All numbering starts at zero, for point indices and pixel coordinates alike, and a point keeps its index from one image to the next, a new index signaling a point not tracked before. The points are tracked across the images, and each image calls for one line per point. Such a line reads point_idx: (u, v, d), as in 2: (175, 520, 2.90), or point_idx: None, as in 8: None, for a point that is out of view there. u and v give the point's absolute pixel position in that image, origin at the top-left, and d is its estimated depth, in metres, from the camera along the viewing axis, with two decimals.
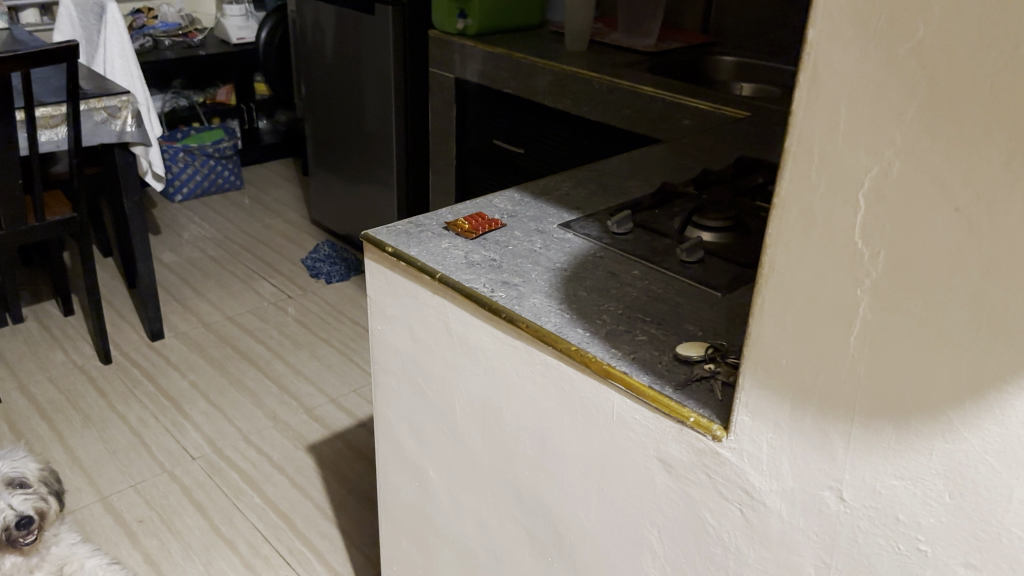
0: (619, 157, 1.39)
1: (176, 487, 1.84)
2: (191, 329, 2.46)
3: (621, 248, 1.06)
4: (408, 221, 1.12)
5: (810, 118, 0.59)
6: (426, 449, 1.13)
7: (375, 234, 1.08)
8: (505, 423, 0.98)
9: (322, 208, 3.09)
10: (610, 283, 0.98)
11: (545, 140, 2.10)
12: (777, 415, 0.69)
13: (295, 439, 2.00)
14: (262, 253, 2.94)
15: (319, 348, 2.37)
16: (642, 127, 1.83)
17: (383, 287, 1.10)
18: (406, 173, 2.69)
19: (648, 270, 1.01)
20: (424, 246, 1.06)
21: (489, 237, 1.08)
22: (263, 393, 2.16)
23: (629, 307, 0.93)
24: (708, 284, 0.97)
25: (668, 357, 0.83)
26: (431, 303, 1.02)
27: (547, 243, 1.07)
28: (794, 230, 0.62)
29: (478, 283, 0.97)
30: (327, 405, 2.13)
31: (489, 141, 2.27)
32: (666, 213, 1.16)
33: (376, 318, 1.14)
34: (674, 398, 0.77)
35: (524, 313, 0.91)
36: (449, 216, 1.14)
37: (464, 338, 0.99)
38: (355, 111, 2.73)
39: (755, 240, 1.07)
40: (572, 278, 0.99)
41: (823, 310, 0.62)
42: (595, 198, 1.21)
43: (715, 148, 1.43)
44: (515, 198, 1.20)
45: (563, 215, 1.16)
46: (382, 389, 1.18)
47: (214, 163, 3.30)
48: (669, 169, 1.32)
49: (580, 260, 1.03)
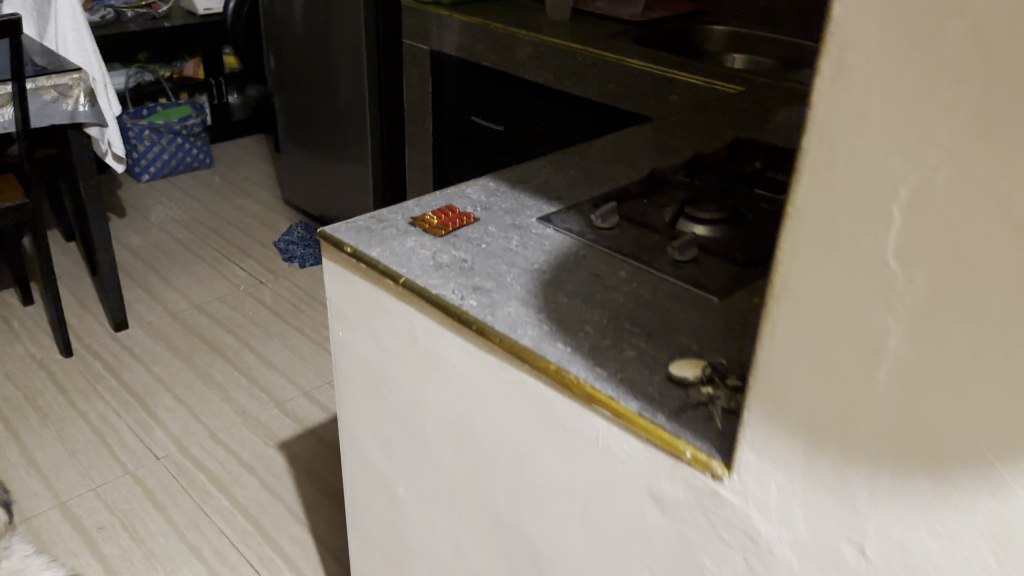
0: (604, 139, 1.28)
1: (139, 490, 1.74)
2: (157, 319, 2.35)
3: (606, 245, 0.95)
4: (370, 216, 1.01)
5: (834, 113, 0.48)
6: (395, 465, 1.04)
7: (333, 232, 0.98)
8: (480, 444, 0.88)
9: (295, 187, 2.97)
10: (595, 286, 0.88)
11: (526, 116, 1.98)
12: (789, 457, 0.59)
13: (265, 436, 1.90)
14: (232, 237, 2.82)
15: (292, 338, 2.27)
16: (628, 103, 1.72)
17: (344, 290, 0.99)
18: (382, 150, 2.57)
19: (637, 272, 0.90)
20: (387, 245, 0.95)
21: (460, 234, 0.98)
22: (232, 387, 2.06)
23: (615, 315, 0.83)
24: (702, 288, 0.87)
25: (660, 378, 0.73)
26: (395, 310, 0.92)
27: (524, 240, 0.97)
28: (813, 245, 0.52)
29: (447, 289, 0.87)
30: (299, 399, 2.03)
31: (466, 118, 2.15)
32: (656, 204, 1.05)
33: (338, 324, 1.03)
34: (668, 429, 0.68)
35: (498, 326, 0.81)
36: (417, 209, 1.03)
37: (433, 349, 0.89)
38: (327, 86, 2.60)
39: (754, 235, 0.97)
40: (552, 282, 0.88)
41: (846, 340, 0.53)
42: (577, 186, 1.11)
43: (705, 128, 1.32)
44: (490, 188, 1.09)
45: (542, 206, 1.05)
46: (347, 400, 1.08)
47: (181, 141, 3.15)
48: (656, 153, 1.22)
49: (561, 260, 0.93)
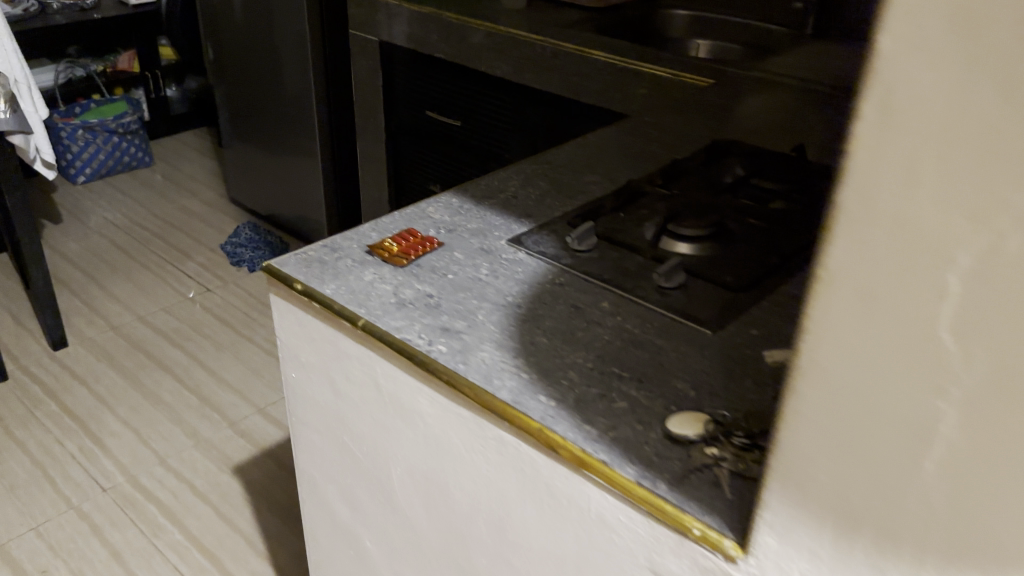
0: (571, 146, 1.20)
1: (85, 527, 1.63)
2: (98, 334, 2.22)
3: (584, 272, 0.87)
4: (321, 244, 0.92)
5: (876, 164, 0.40)
6: (360, 516, 0.95)
7: (280, 265, 0.88)
8: (454, 502, 0.80)
9: (242, 186, 2.84)
10: (575, 322, 0.79)
11: (482, 111, 1.89)
12: (815, 543, 0.52)
13: (219, 461, 1.80)
14: (177, 241, 2.69)
15: (244, 351, 2.16)
16: (592, 96, 1.63)
17: (295, 329, 0.89)
18: (331, 147, 2.45)
19: (620, 302, 0.82)
20: (342, 280, 0.85)
21: (423, 264, 0.89)
22: (181, 407, 1.95)
23: (599, 356, 0.74)
24: (694, 321, 0.79)
25: (656, 435, 0.65)
26: (354, 354, 0.83)
27: (494, 269, 0.88)
28: (847, 314, 0.44)
29: (411, 332, 0.78)
30: (254, 417, 1.93)
31: (420, 113, 2.04)
32: (635, 220, 0.98)
33: (290, 365, 0.93)
34: (671, 500, 0.60)
35: (472, 376, 0.72)
36: (374, 234, 0.94)
37: (397, 397, 0.80)
38: (272, 81, 2.47)
39: (743, 255, 0.90)
40: (528, 318, 0.80)
41: (887, 424, 0.45)
42: (547, 201, 1.02)
43: (677, 129, 1.25)
44: (453, 206, 1.00)
45: (511, 225, 0.96)
46: (304, 445, 0.99)
47: (118, 139, 2.99)
48: (628, 161, 1.14)
49: (536, 291, 0.84)
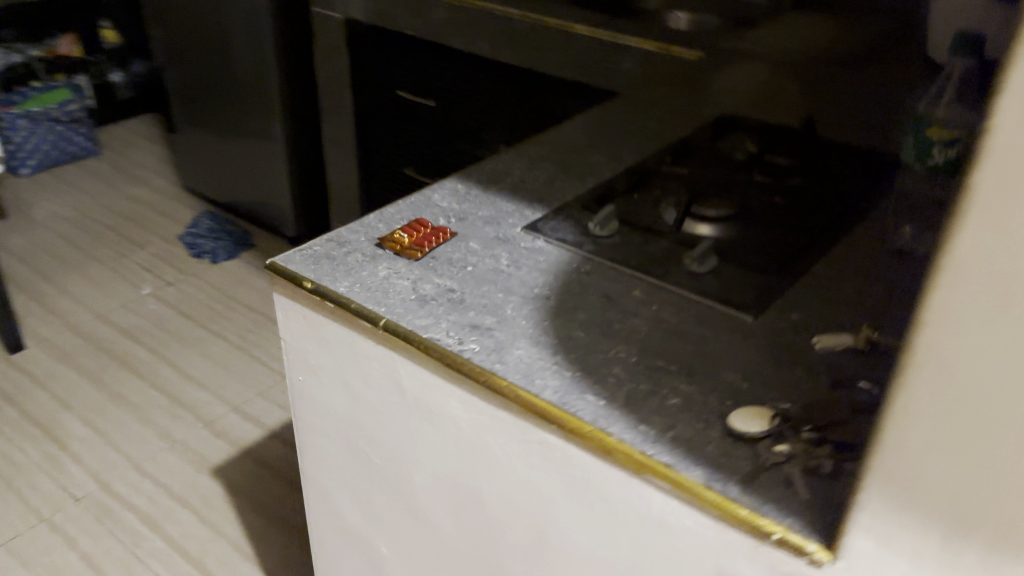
0: (570, 125, 1.15)
1: (57, 539, 1.54)
2: (55, 334, 2.11)
3: (610, 259, 0.83)
4: (326, 238, 0.86)
5: (1021, 140, 0.37)
6: (376, 522, 0.90)
7: (286, 262, 0.82)
8: (487, 509, 0.75)
9: (198, 173, 2.72)
10: (609, 312, 0.75)
11: (457, 90, 1.82)
12: (918, 545, 0.49)
13: (196, 462, 1.72)
14: (132, 233, 2.57)
15: (212, 345, 2.07)
16: (575, 71, 1.59)
17: (303, 329, 0.84)
18: (294, 131, 2.36)
19: (653, 289, 0.78)
20: (356, 277, 0.80)
21: (438, 256, 0.84)
22: (151, 407, 1.87)
23: (642, 349, 0.70)
24: (733, 306, 0.76)
25: (717, 432, 0.62)
26: (373, 355, 0.78)
27: (515, 259, 0.83)
28: (976, 305, 0.41)
29: (438, 331, 0.73)
30: (230, 415, 1.85)
31: (390, 93, 1.97)
32: (652, 202, 0.94)
33: (296, 367, 0.88)
34: (745, 502, 0.56)
35: (511, 376, 0.67)
36: (382, 226, 0.88)
37: (423, 400, 0.75)
38: (227, 63, 2.36)
39: (770, 235, 0.86)
40: (560, 311, 0.76)
41: (1019, 425, 0.41)
42: (557, 184, 0.98)
43: (677, 107, 1.22)
44: (459, 193, 0.95)
45: (524, 212, 0.92)
46: (311, 451, 0.93)
47: (62, 128, 2.85)
48: (633, 140, 1.09)
49: (562, 282, 0.80)
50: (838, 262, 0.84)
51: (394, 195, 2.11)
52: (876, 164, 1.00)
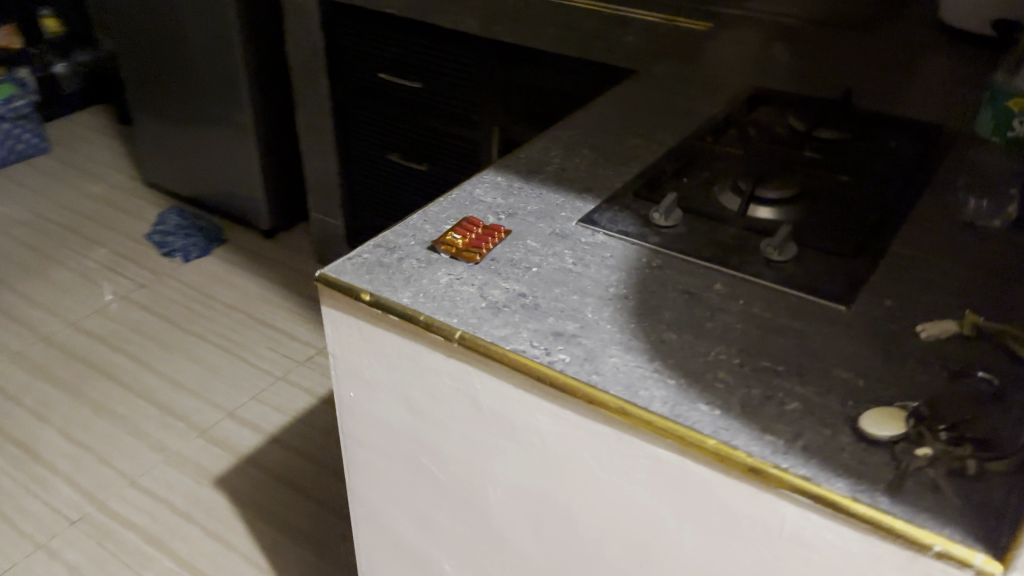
0: (596, 106, 1.10)
1: (57, 566, 1.46)
2: (26, 346, 1.99)
3: (680, 251, 0.78)
4: (373, 244, 0.80)
5: None
6: (439, 541, 0.85)
7: (338, 274, 0.76)
8: (577, 526, 0.71)
9: (159, 167, 2.59)
10: (697, 310, 0.71)
11: (445, 71, 1.75)
12: None
13: (196, 474, 1.64)
14: (95, 233, 2.44)
15: (195, 348, 1.97)
16: (572, 48, 1.53)
17: (358, 344, 0.78)
18: (263, 118, 2.25)
19: (736, 281, 0.74)
20: (417, 286, 0.74)
21: (498, 257, 0.78)
22: (140, 418, 1.77)
23: (743, 349, 0.66)
24: (825, 297, 0.72)
25: (848, 437, 0.58)
26: (444, 369, 0.72)
27: (580, 256, 0.78)
28: None
29: (520, 342, 0.68)
30: (225, 422, 1.76)
31: (372, 75, 1.89)
32: (706, 185, 0.89)
33: (347, 383, 0.82)
34: (898, 514, 0.53)
35: (613, 389, 0.62)
36: (429, 227, 0.82)
37: (503, 415, 0.70)
38: (187, 50, 2.23)
39: (840, 218, 0.83)
40: (644, 312, 0.71)
41: None
42: (603, 171, 0.93)
43: (704, 83, 1.18)
44: (503, 186, 0.90)
45: (575, 204, 0.87)
46: (361, 469, 0.87)
47: (9, 126, 2.70)
48: (666, 121, 1.05)
49: (636, 278, 0.75)
50: (914, 243, 0.80)
51: (379, 182, 2.03)
52: (922, 138, 0.98)
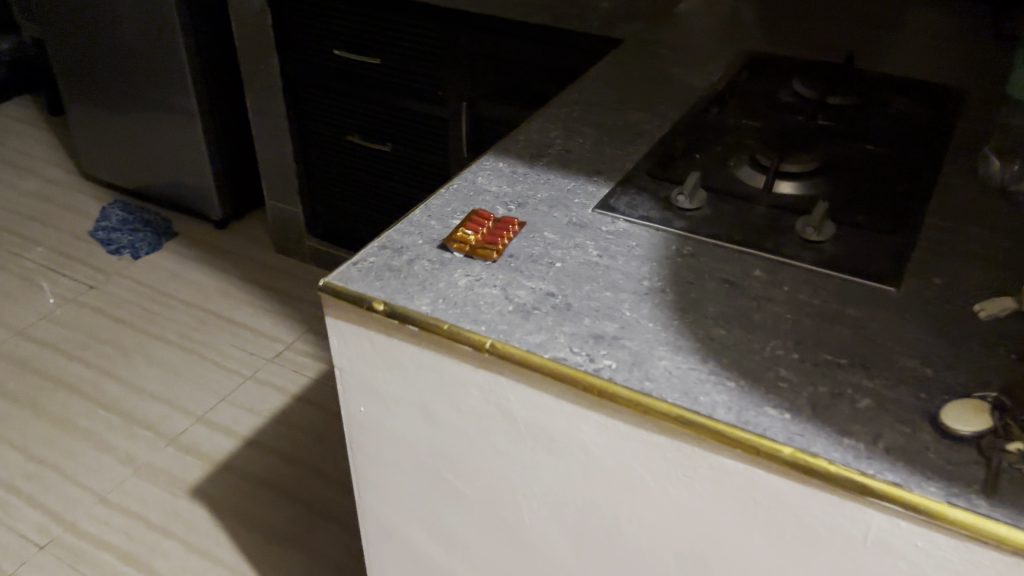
0: (587, 79, 1.03)
1: None
2: None
3: (709, 235, 0.73)
4: (378, 246, 0.73)
5: None
6: (463, 558, 0.80)
7: (345, 282, 0.69)
8: (625, 539, 0.66)
9: (96, 159, 2.45)
10: (741, 300, 0.66)
11: (406, 45, 1.66)
12: None
13: (170, 484, 1.55)
14: (35, 233, 2.29)
15: (155, 351, 1.87)
16: (543, 15, 1.46)
17: (370, 356, 0.71)
18: (209, 102, 2.13)
19: (775, 266, 0.70)
20: (434, 291, 0.68)
21: (516, 253, 0.72)
22: (104, 429, 1.67)
23: (800, 342, 0.62)
24: (872, 279, 0.68)
25: (929, 434, 0.55)
26: (471, 380, 0.66)
27: (604, 247, 0.73)
28: None
29: (558, 348, 0.62)
30: (195, 427, 1.67)
31: (326, 53, 1.79)
32: (720, 161, 0.84)
33: (357, 397, 0.75)
34: (1001, 517, 0.49)
35: (670, 396, 0.57)
36: (436, 223, 0.76)
37: (540, 427, 0.65)
38: (120, 33, 2.10)
39: (867, 190, 0.79)
40: (684, 306, 0.66)
41: None
42: (609, 150, 0.87)
43: (694, 48, 1.13)
44: (506, 172, 0.83)
45: (587, 188, 0.81)
46: (373, 488, 0.81)
47: None
48: (664, 92, 0.99)
49: (669, 268, 0.70)
50: (947, 212, 0.76)
51: (339, 165, 1.94)
52: (932, 100, 0.94)
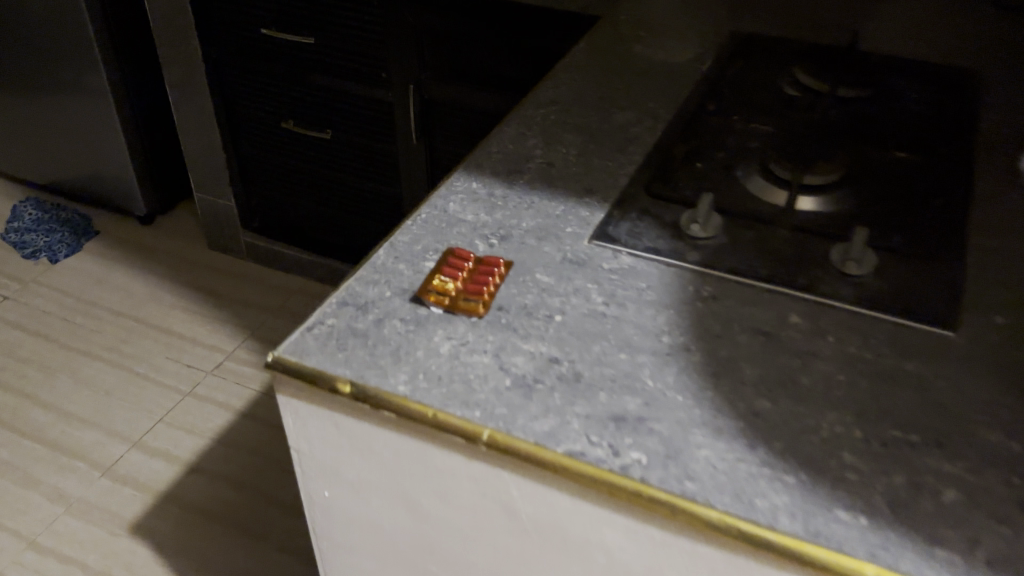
0: (560, 69, 0.91)
1: None
2: None
3: (731, 270, 0.62)
4: (338, 302, 0.60)
5: None
6: None
7: (301, 356, 0.56)
8: None
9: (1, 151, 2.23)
10: (781, 358, 0.55)
11: (344, 22, 1.50)
12: None
13: (106, 522, 1.41)
14: None
15: (81, 368, 1.70)
16: None
17: (336, 438, 0.59)
18: (125, 87, 1.94)
19: (812, 309, 0.59)
20: (412, 363, 0.55)
21: (506, 304, 0.60)
22: (28, 463, 1.51)
23: (861, 414, 0.52)
24: (927, 320, 0.58)
25: None
26: (465, 472, 0.54)
27: (609, 291, 0.61)
28: None
29: (573, 437, 0.50)
30: (132, 454, 1.52)
31: (254, 32, 1.61)
32: (727, 172, 0.73)
33: (319, 481, 0.63)
34: None
35: (720, 502, 0.47)
36: (406, 268, 0.63)
37: (552, 527, 0.53)
38: (19, 12, 1.88)
39: (898, 204, 0.69)
40: (716, 368, 0.55)
41: None
42: (598, 162, 0.75)
43: (676, 24, 1.00)
44: (482, 195, 0.71)
45: (579, 212, 0.69)
46: None
47: None
48: (649, 83, 0.87)
49: (690, 316, 0.59)
50: (993, 226, 0.67)
51: (274, 154, 1.78)
52: (949, 87, 0.84)
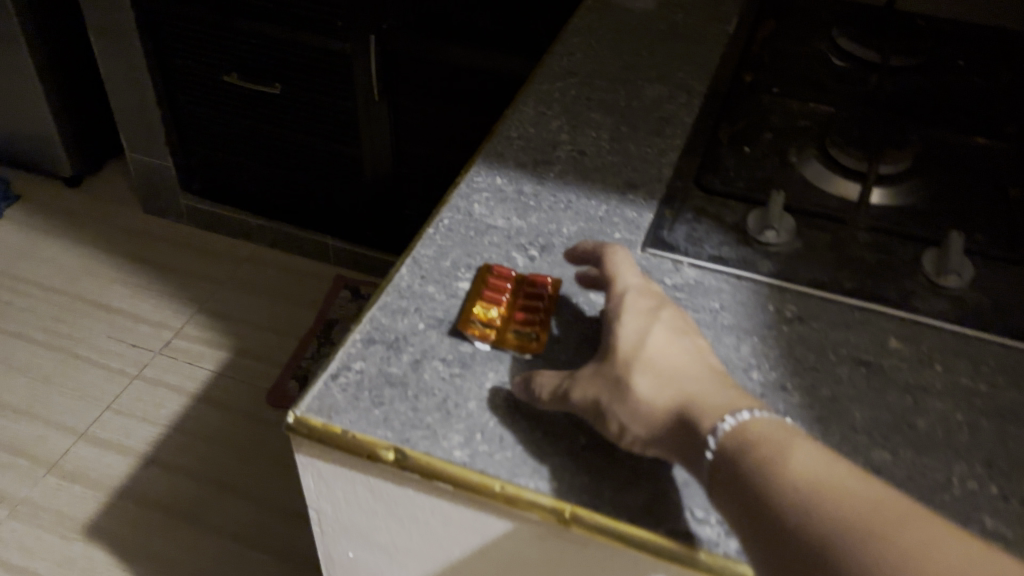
0: (571, 32, 0.80)
1: None
2: None
3: (812, 284, 0.55)
4: (363, 339, 0.51)
5: None
6: None
7: (331, 416, 0.46)
8: None
9: None
10: (890, 396, 0.48)
11: None
12: None
13: (56, 525, 1.29)
14: None
15: (14, 352, 1.55)
16: None
17: (369, 502, 0.50)
18: (41, 36, 1.73)
19: (910, 330, 0.52)
20: (466, 419, 0.46)
21: (562, 337, 0.51)
22: None
23: (991, 464, 0.45)
24: None
25: None
26: (533, 545, 0.46)
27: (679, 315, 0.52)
28: None
29: (673, 512, 0.42)
30: (78, 448, 1.39)
31: None
32: (779, 157, 0.65)
33: (343, 542, 0.54)
34: None
35: None
36: (437, 292, 0.54)
37: None
38: None
39: (974, 196, 0.62)
40: (822, 412, 0.47)
41: None
42: (636, 149, 0.65)
43: None
44: (510, 193, 0.61)
45: (626, 212, 0.60)
46: None
47: None
48: (676, 48, 0.77)
49: (778, 344, 0.51)
50: None
51: (216, 111, 1.62)
52: (1000, 58, 0.77)
